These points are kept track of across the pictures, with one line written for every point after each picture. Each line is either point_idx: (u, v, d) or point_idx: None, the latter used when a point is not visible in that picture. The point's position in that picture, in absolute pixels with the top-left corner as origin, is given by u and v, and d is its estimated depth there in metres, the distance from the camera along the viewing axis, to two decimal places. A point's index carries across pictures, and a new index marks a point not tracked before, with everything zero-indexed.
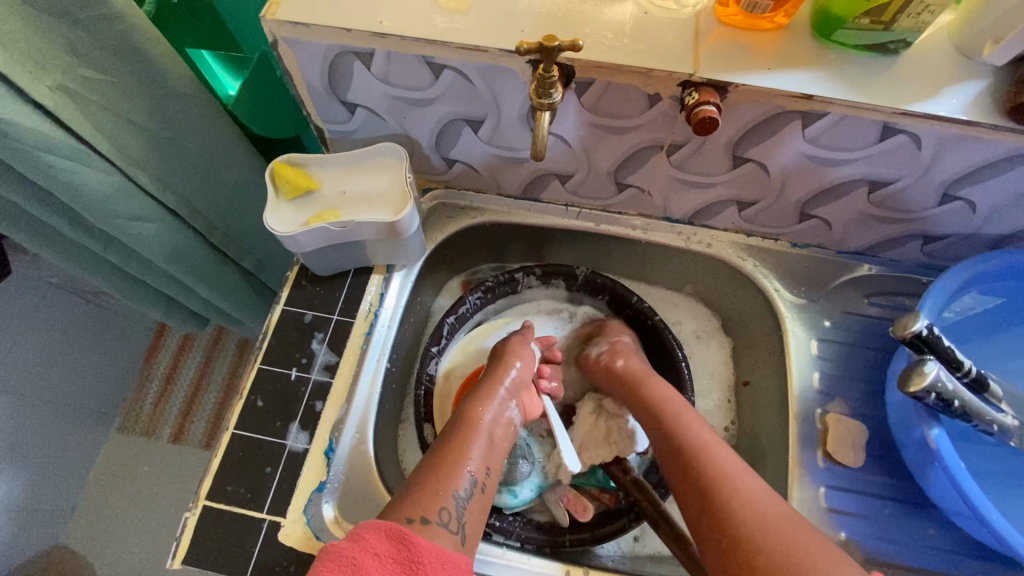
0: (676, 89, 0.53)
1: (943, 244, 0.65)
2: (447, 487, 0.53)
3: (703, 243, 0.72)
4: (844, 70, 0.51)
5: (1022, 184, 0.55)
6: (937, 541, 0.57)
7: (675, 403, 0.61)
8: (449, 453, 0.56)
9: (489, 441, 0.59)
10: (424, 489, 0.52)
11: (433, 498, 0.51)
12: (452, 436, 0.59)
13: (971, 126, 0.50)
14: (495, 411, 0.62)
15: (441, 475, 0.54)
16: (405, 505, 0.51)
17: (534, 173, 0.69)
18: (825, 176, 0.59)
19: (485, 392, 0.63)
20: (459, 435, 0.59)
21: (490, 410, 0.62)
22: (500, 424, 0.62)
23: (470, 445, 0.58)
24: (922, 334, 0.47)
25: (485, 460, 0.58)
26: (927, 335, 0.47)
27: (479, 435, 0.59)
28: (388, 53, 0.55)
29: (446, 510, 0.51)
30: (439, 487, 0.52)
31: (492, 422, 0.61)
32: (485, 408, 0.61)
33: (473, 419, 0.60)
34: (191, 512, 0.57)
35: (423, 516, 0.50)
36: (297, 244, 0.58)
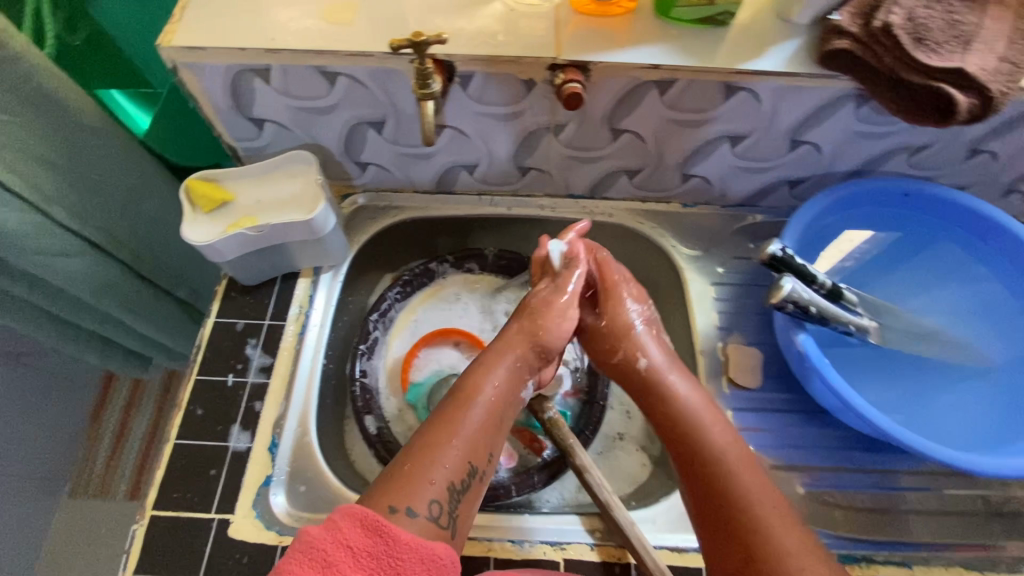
0: (546, 72, 0.60)
1: (806, 186, 0.74)
2: (422, 480, 0.49)
3: (606, 214, 0.79)
4: (684, 41, 0.59)
5: (850, 123, 0.64)
6: (832, 441, 0.64)
7: (688, 394, 0.60)
8: (444, 427, 0.53)
9: (484, 418, 0.55)
10: (414, 478, 0.49)
11: (418, 489, 0.48)
12: (446, 413, 0.55)
13: (793, 77, 0.59)
14: (496, 380, 0.57)
15: (425, 455, 0.51)
16: (384, 487, 0.48)
17: (443, 166, 0.74)
18: (692, 137, 0.67)
19: (492, 363, 0.59)
20: (453, 410, 0.54)
21: (490, 381, 0.57)
22: (503, 398, 0.57)
23: (456, 424, 0.53)
24: (777, 254, 0.56)
25: (482, 441, 0.54)
26: (780, 255, 0.56)
27: (466, 422, 0.54)
28: (284, 67, 0.59)
29: (434, 501, 0.48)
30: (427, 475, 0.49)
31: (490, 390, 0.56)
32: (486, 379, 0.57)
33: (474, 393, 0.56)
34: (140, 524, 0.58)
35: (404, 505, 0.47)
36: (217, 253, 0.61)
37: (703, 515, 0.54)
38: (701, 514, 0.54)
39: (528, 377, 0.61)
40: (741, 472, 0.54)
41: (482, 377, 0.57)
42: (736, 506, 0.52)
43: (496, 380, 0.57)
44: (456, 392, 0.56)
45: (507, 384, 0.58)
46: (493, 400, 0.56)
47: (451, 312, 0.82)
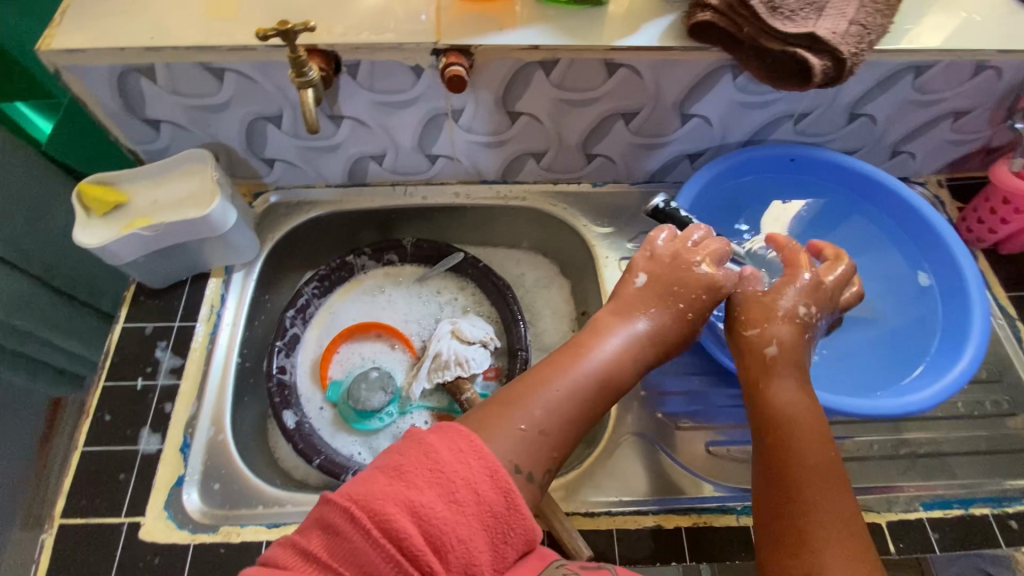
0: (431, 58, 0.61)
1: (705, 158, 0.77)
2: (505, 435, 0.44)
3: (519, 197, 0.81)
4: (562, 22, 0.61)
5: (732, 93, 0.67)
6: (735, 399, 0.67)
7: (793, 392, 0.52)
8: (545, 379, 0.49)
9: (601, 376, 0.50)
10: (523, 441, 0.44)
11: (513, 429, 0.45)
12: (550, 370, 0.50)
13: (667, 50, 0.61)
14: (624, 338, 0.53)
15: (518, 407, 0.46)
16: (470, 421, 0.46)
17: (351, 158, 0.75)
18: (586, 116, 0.69)
19: (618, 324, 0.54)
20: (558, 365, 0.50)
21: (614, 342, 0.52)
22: (627, 365, 0.52)
23: (571, 373, 0.49)
24: (658, 205, 0.62)
25: (591, 403, 0.49)
26: (665, 207, 0.61)
27: (583, 384, 0.49)
28: (167, 65, 0.60)
29: (513, 463, 0.43)
30: (515, 417, 0.45)
31: (615, 350, 0.52)
32: (614, 340, 0.52)
33: (589, 348, 0.51)
34: (47, 534, 0.58)
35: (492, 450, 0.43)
36: (113, 255, 0.61)
37: (766, 523, 0.47)
38: (766, 522, 0.47)
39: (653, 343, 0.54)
40: (828, 470, 0.47)
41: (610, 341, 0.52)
42: (807, 521, 0.45)
43: (620, 335, 0.53)
44: (572, 350, 0.52)
45: (630, 356, 0.52)
46: (609, 364, 0.51)
47: (371, 303, 0.82)
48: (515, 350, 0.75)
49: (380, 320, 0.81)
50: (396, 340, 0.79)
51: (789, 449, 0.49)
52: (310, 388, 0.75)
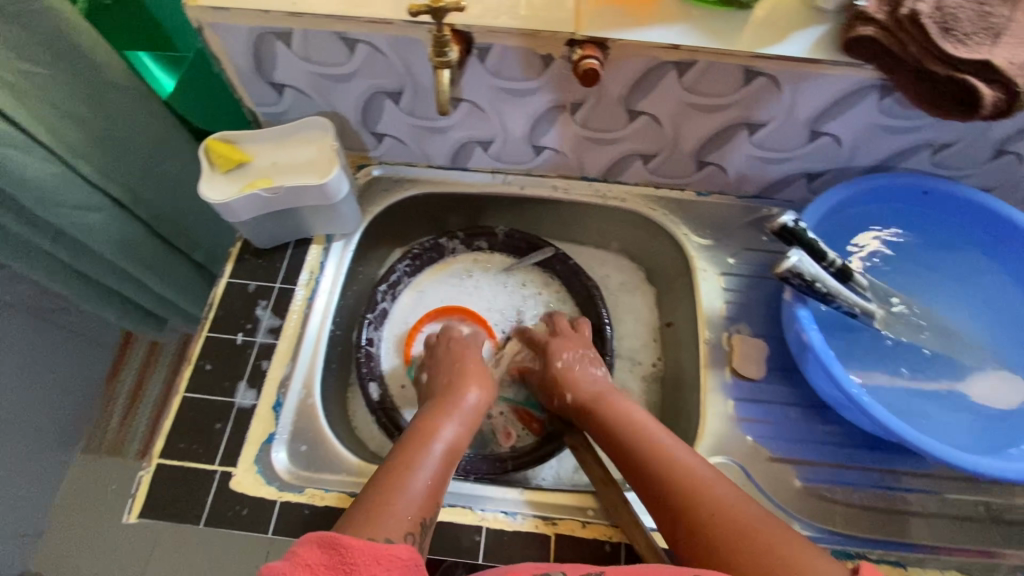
0: (564, 48, 0.59)
1: (824, 179, 0.73)
2: (394, 505, 0.51)
3: (618, 198, 0.79)
4: (706, 23, 0.59)
5: (872, 114, 0.63)
6: (828, 436, 0.64)
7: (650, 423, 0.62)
8: (400, 466, 0.55)
9: (447, 457, 0.59)
10: (376, 519, 0.49)
11: (381, 520, 0.50)
12: (399, 458, 0.57)
13: (815, 63, 0.58)
14: (454, 428, 0.62)
15: (388, 493, 0.52)
16: (354, 515, 0.50)
17: (457, 141, 0.75)
18: (708, 123, 0.67)
19: (443, 412, 0.63)
20: (411, 449, 0.58)
21: (451, 427, 0.62)
22: (460, 446, 0.61)
23: (424, 457, 0.57)
24: (788, 225, 0.56)
25: (440, 480, 0.56)
26: (794, 226, 0.56)
27: (432, 456, 0.57)
28: (305, 32, 0.60)
29: (408, 534, 0.50)
30: (394, 503, 0.51)
31: (449, 433, 0.61)
32: (447, 426, 0.61)
33: (429, 436, 0.60)
34: (146, 471, 0.60)
35: (393, 511, 0.51)
36: (232, 213, 0.63)
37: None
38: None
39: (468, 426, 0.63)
40: (712, 501, 0.52)
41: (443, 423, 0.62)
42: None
43: (453, 422, 0.62)
44: (416, 436, 0.60)
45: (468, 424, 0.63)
46: (448, 443, 0.60)
47: (459, 287, 0.82)
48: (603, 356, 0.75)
49: (466, 305, 0.81)
50: (477, 327, 0.80)
51: (691, 520, 0.52)
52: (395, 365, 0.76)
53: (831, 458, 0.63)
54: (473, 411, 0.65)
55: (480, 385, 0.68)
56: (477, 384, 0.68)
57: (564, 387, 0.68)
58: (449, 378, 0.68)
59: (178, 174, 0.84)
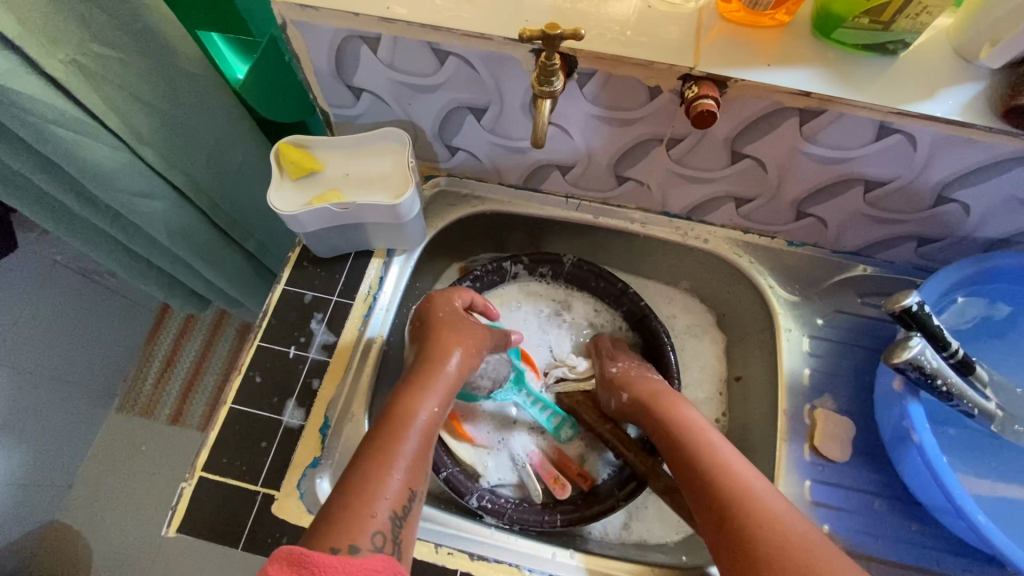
0: (677, 82, 0.54)
1: (937, 246, 0.66)
2: (373, 508, 0.48)
3: (701, 238, 0.73)
4: (842, 69, 0.52)
5: (1017, 187, 0.55)
6: (919, 537, 0.58)
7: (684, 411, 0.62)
8: (377, 457, 0.52)
9: (422, 445, 0.55)
10: (350, 513, 0.47)
11: (358, 520, 0.47)
12: (381, 438, 0.53)
13: (965, 127, 0.51)
14: (431, 411, 0.57)
15: (365, 491, 0.49)
16: (329, 527, 0.46)
17: (535, 162, 0.70)
18: (821, 175, 0.60)
19: (420, 387, 0.59)
20: (390, 435, 0.53)
21: (427, 409, 0.57)
22: (435, 423, 0.58)
23: (400, 448, 0.53)
24: (912, 308, 0.50)
25: (419, 464, 0.53)
26: (917, 310, 0.50)
27: (408, 443, 0.54)
28: (395, 39, 0.55)
29: (377, 532, 0.47)
30: (371, 504, 0.48)
31: (426, 417, 0.57)
32: (425, 406, 0.57)
33: (408, 417, 0.56)
34: (188, 483, 0.58)
35: (375, 513, 0.48)
36: (300, 225, 0.60)
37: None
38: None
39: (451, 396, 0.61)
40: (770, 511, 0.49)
41: (421, 403, 0.57)
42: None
43: (431, 403, 0.58)
44: (393, 416, 0.56)
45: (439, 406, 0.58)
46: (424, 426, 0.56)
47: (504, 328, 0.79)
48: None
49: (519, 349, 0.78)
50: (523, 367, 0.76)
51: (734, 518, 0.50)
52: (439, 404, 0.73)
53: (911, 559, 0.57)
54: (449, 384, 0.61)
55: (452, 348, 0.63)
56: (459, 352, 0.63)
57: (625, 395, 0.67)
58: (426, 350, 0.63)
59: (240, 164, 0.81)
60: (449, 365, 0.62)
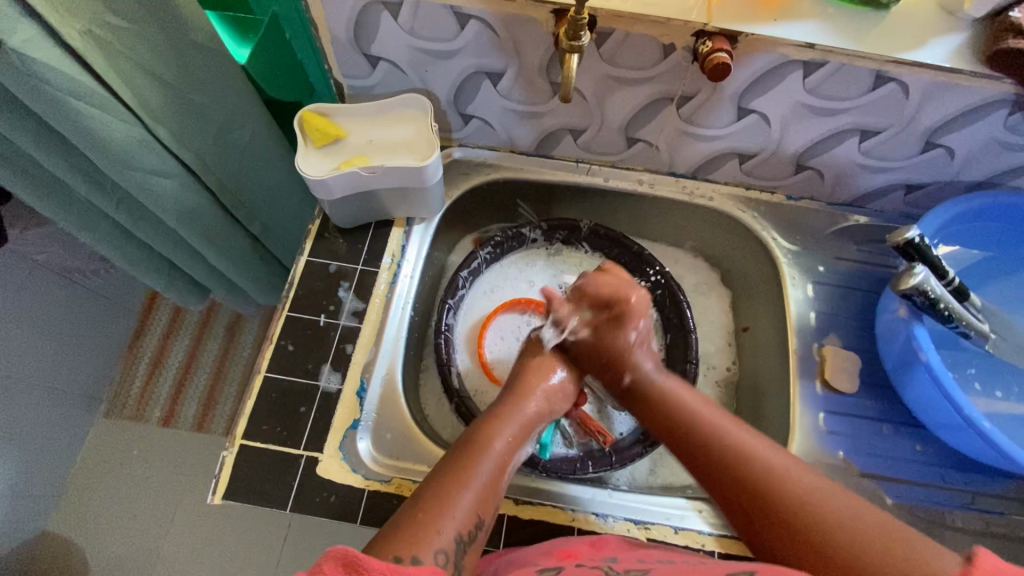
0: (690, 39, 0.57)
1: (923, 192, 0.71)
2: (434, 529, 0.45)
3: (706, 197, 0.77)
4: (841, 22, 0.56)
5: (996, 129, 0.61)
6: (924, 456, 0.63)
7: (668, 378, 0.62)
8: (448, 475, 0.50)
9: (494, 477, 0.51)
10: (415, 521, 0.45)
11: (417, 537, 0.44)
12: (453, 465, 0.51)
13: (953, 72, 0.55)
14: (508, 448, 0.54)
15: (431, 517, 0.46)
16: (392, 536, 0.44)
17: (548, 128, 0.72)
18: (821, 126, 0.64)
19: (499, 419, 0.57)
20: (460, 459, 0.52)
21: (506, 444, 0.54)
22: (513, 457, 0.55)
23: (477, 470, 0.51)
24: (915, 241, 0.55)
25: (491, 494, 0.51)
26: (919, 242, 0.54)
27: (480, 470, 0.51)
28: (417, 3, 0.57)
29: (441, 551, 0.44)
30: (436, 521, 0.46)
31: (504, 450, 0.54)
32: (500, 434, 0.55)
33: (482, 446, 0.53)
34: (229, 451, 0.58)
35: (435, 532, 0.45)
36: (327, 190, 0.60)
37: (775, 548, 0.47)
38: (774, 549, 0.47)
39: (536, 427, 0.59)
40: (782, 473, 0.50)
41: (495, 431, 0.55)
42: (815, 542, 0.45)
43: (507, 434, 0.55)
44: (463, 444, 0.54)
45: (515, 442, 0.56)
46: (503, 457, 0.53)
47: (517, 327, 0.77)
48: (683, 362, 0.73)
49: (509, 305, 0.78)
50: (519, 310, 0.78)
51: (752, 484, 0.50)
52: (466, 369, 0.75)
53: (920, 475, 0.62)
54: (528, 423, 0.58)
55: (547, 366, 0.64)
56: (538, 394, 0.61)
57: (624, 367, 0.64)
58: (511, 386, 0.62)
59: (247, 143, 0.80)
60: (531, 401, 0.60)
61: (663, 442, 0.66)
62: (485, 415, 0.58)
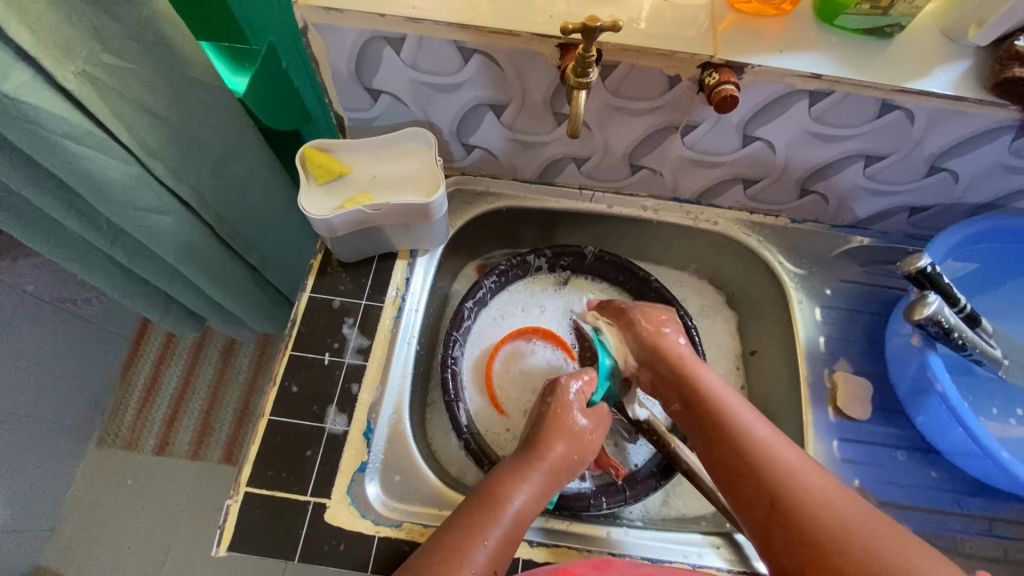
0: (696, 70, 0.56)
1: (927, 214, 0.71)
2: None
3: (711, 221, 0.76)
4: (846, 51, 0.56)
5: (1000, 154, 0.61)
6: (939, 483, 0.62)
7: (706, 378, 0.58)
8: (463, 531, 0.48)
9: (511, 534, 0.49)
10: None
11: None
12: (471, 517, 0.49)
13: (959, 101, 0.55)
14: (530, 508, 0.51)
15: (443, 571, 0.45)
16: None
17: (552, 156, 0.71)
18: (825, 152, 0.64)
19: (520, 469, 0.53)
20: (477, 512, 0.50)
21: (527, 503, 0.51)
22: (532, 510, 0.52)
23: (491, 529, 0.48)
24: (926, 270, 0.54)
25: (507, 550, 0.49)
26: (930, 270, 0.54)
27: (496, 528, 0.49)
28: (420, 39, 0.56)
29: None
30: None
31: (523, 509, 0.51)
32: (522, 486, 0.52)
33: (501, 501, 0.50)
34: (233, 500, 0.56)
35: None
36: (331, 228, 0.59)
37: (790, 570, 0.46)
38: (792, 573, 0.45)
39: (561, 476, 0.54)
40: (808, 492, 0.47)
41: (516, 482, 0.52)
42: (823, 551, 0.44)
43: (528, 488, 0.52)
44: (483, 495, 0.51)
45: (537, 493, 0.53)
46: (521, 511, 0.51)
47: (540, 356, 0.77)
48: None
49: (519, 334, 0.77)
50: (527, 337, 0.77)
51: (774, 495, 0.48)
52: (472, 400, 0.73)
53: (936, 503, 0.62)
54: (556, 472, 0.54)
55: (571, 413, 0.58)
56: (563, 443, 0.56)
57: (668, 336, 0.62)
58: (538, 430, 0.57)
59: (246, 175, 0.79)
60: (559, 451, 0.55)
61: (688, 471, 0.63)
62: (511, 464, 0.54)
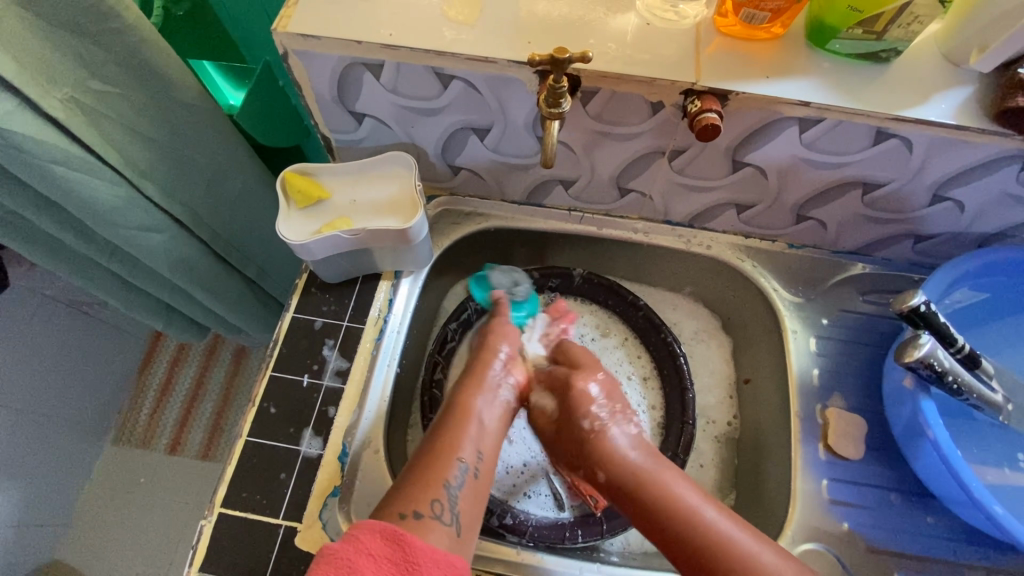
0: (679, 97, 0.55)
1: (933, 242, 0.68)
2: (439, 478, 0.53)
3: (704, 245, 0.74)
4: (837, 77, 0.54)
5: (1008, 184, 0.57)
6: (936, 530, 0.59)
7: (679, 487, 0.54)
8: (439, 446, 0.56)
9: (480, 433, 0.58)
10: (416, 482, 0.52)
11: (425, 489, 0.51)
12: (439, 432, 0.57)
13: (959, 130, 0.52)
14: (492, 409, 0.60)
15: (434, 468, 0.54)
16: (396, 496, 0.51)
17: (538, 178, 0.70)
18: (820, 178, 0.62)
19: (473, 379, 0.62)
20: (448, 425, 0.58)
21: (488, 403, 0.61)
22: (493, 416, 0.60)
23: (462, 433, 0.57)
24: (919, 309, 0.51)
25: (479, 450, 0.57)
26: (924, 309, 0.51)
27: (467, 433, 0.57)
28: (398, 65, 0.56)
29: (437, 500, 0.51)
30: (434, 477, 0.53)
31: (486, 409, 0.60)
32: (477, 395, 0.60)
33: (465, 410, 0.59)
34: (207, 520, 0.57)
35: (440, 482, 0.52)
36: (309, 253, 0.60)
37: None
38: None
39: (506, 381, 0.63)
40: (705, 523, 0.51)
41: (473, 393, 0.61)
42: None
43: (484, 395, 0.61)
44: (449, 411, 0.59)
45: (496, 405, 0.61)
46: (486, 413, 0.60)
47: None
48: (681, 422, 0.70)
49: None
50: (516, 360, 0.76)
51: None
52: None
53: (932, 551, 0.58)
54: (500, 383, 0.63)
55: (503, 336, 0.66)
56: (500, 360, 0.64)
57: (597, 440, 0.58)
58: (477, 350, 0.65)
59: (240, 192, 0.80)
60: (500, 358, 0.64)
61: None
62: (465, 377, 0.63)
